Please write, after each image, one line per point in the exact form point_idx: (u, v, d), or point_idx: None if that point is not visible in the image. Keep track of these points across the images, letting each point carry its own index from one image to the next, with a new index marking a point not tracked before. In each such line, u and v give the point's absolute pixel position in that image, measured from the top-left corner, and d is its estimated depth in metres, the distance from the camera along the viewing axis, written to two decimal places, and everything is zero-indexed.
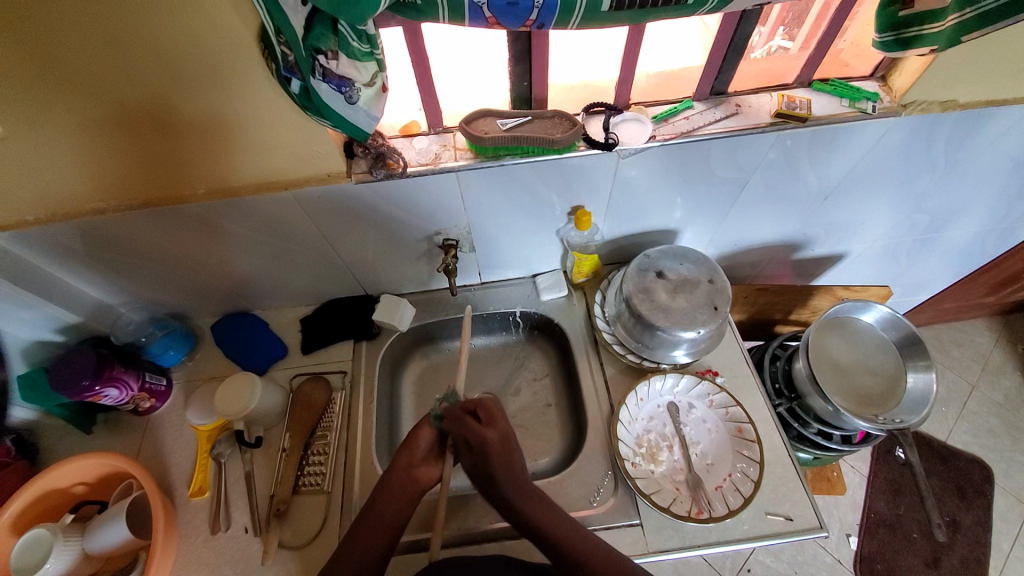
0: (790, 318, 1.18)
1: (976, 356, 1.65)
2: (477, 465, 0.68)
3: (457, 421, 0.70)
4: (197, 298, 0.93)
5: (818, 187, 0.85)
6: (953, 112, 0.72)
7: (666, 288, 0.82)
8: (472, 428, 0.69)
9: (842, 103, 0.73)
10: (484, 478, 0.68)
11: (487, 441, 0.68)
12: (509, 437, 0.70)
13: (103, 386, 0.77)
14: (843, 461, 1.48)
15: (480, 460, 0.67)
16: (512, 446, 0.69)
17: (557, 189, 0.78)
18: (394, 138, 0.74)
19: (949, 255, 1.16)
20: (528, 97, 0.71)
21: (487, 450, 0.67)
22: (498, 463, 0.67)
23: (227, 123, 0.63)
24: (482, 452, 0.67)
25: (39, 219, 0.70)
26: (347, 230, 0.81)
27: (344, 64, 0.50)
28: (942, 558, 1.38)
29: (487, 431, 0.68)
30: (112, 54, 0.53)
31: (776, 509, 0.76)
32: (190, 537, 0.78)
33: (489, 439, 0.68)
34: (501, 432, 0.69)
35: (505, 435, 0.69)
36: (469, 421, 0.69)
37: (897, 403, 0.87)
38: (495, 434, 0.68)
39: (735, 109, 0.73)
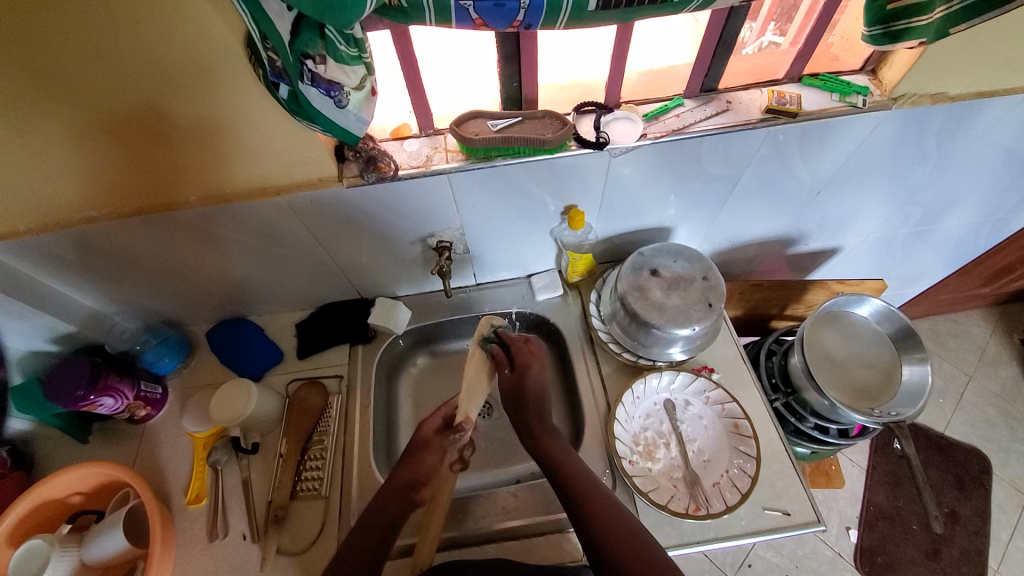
0: (786, 313, 1.18)
1: (972, 347, 1.66)
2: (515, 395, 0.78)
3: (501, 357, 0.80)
4: (192, 304, 0.92)
5: (810, 182, 0.85)
6: (943, 105, 0.73)
7: (661, 286, 0.82)
8: (518, 353, 0.80)
9: (832, 97, 0.73)
10: (517, 398, 0.78)
11: (528, 369, 0.79)
12: (545, 376, 0.81)
13: (98, 395, 0.77)
14: (842, 455, 1.49)
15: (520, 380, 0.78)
16: (546, 387, 0.80)
17: (550, 189, 0.78)
18: (386, 141, 0.73)
19: (943, 247, 1.17)
20: (518, 97, 0.71)
21: (528, 380, 0.78)
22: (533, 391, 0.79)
23: (218, 129, 0.63)
24: (523, 374, 0.79)
25: (31, 229, 0.70)
26: (340, 234, 0.81)
27: (332, 68, 0.50)
28: (942, 549, 1.38)
29: (526, 368, 0.79)
30: (101, 62, 0.52)
31: (774, 505, 0.76)
32: (188, 545, 0.77)
33: (529, 371, 0.79)
34: (537, 368, 0.80)
35: (541, 370, 0.80)
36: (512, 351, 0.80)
37: (893, 396, 0.88)
38: (537, 365, 0.80)
39: (726, 106, 0.73)
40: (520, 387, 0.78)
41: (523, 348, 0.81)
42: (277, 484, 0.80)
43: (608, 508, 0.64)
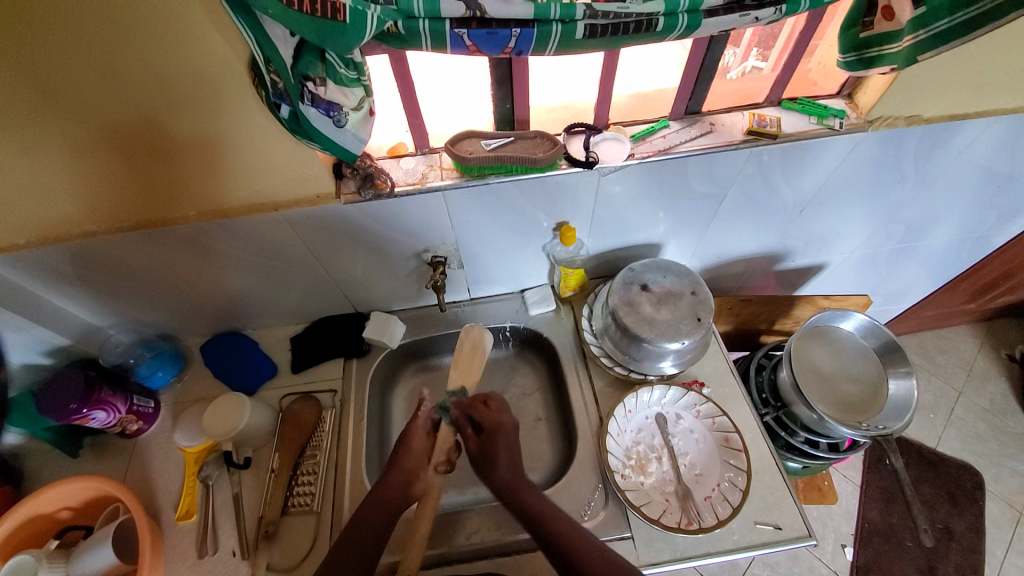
0: (775, 328, 1.20)
1: (962, 362, 1.68)
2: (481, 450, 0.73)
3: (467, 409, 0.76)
4: (188, 318, 0.93)
5: (794, 201, 0.88)
6: (919, 126, 0.76)
7: (651, 301, 0.84)
8: (480, 413, 0.75)
9: (810, 120, 0.76)
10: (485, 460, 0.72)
11: (498, 426, 0.74)
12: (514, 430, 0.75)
13: (91, 409, 0.77)
14: (835, 471, 1.49)
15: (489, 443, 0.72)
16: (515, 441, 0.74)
17: (542, 205, 0.80)
18: (382, 159, 0.76)
19: (927, 262, 1.20)
20: (510, 118, 0.74)
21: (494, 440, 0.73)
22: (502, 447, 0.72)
23: (219, 147, 0.65)
24: (492, 433, 0.73)
25: (31, 242, 0.71)
26: (337, 249, 0.82)
27: (332, 89, 0.52)
28: (938, 567, 1.37)
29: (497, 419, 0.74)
30: (111, 82, 0.55)
31: (765, 519, 0.76)
32: (175, 562, 0.76)
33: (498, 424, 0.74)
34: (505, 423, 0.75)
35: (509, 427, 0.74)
36: (480, 408, 0.75)
37: (881, 408, 0.89)
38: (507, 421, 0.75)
39: (710, 127, 0.76)
40: (490, 448, 0.72)
41: (483, 409, 0.75)
42: (268, 499, 0.79)
43: (574, 532, 0.65)
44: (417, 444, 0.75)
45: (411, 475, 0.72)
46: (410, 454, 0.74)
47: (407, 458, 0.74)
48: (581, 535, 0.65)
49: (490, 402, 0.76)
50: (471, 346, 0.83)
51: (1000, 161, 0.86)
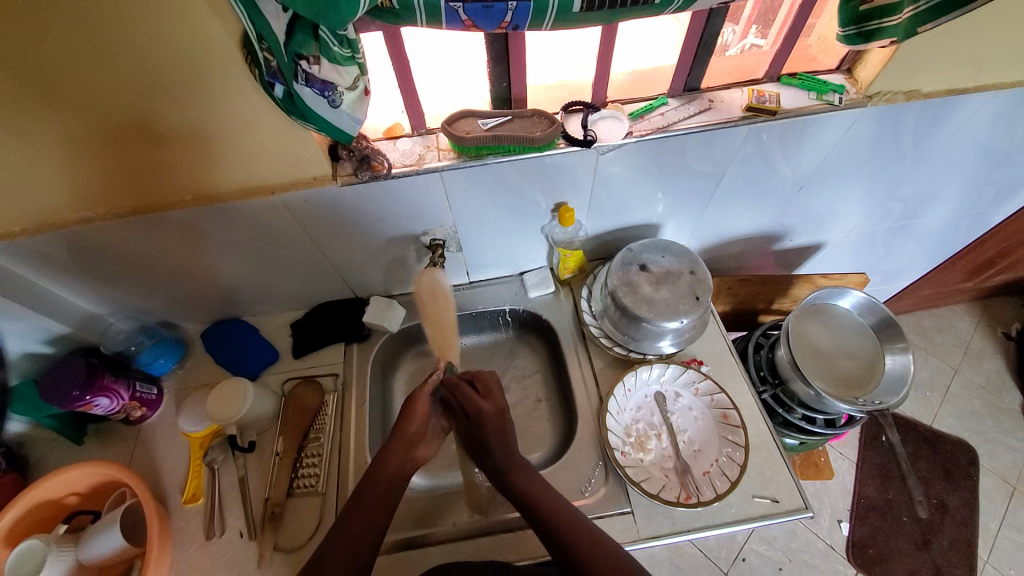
0: (773, 308, 1.20)
1: (958, 340, 1.69)
2: (472, 433, 0.75)
3: (455, 388, 0.77)
4: (187, 305, 0.93)
5: (793, 178, 0.87)
6: (918, 101, 0.75)
7: (650, 281, 0.84)
8: (470, 398, 0.75)
9: (809, 95, 0.75)
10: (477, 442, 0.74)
11: (481, 412, 0.74)
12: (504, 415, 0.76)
13: (93, 396, 0.77)
14: (832, 449, 1.52)
15: (475, 427, 0.74)
16: (506, 421, 0.75)
17: (541, 186, 0.79)
18: (379, 140, 0.75)
19: (925, 241, 1.20)
20: (507, 97, 0.73)
21: (484, 421, 0.74)
22: (491, 432, 0.73)
23: (213, 129, 0.64)
24: (478, 420, 0.74)
25: (26, 230, 0.71)
26: (335, 234, 0.82)
27: (326, 68, 0.52)
28: (932, 540, 1.41)
29: (484, 403, 0.75)
30: (100, 65, 0.54)
31: (762, 492, 0.77)
32: (184, 543, 0.77)
33: (484, 411, 0.74)
34: (498, 405, 0.76)
35: (501, 408, 0.75)
36: (465, 388, 0.76)
37: (877, 385, 0.90)
38: (492, 406, 0.75)
39: (709, 104, 0.76)
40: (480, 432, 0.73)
41: (470, 393, 0.76)
42: (274, 481, 0.80)
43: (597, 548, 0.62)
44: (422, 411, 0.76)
45: (416, 441, 0.74)
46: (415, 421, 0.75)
47: (409, 426, 0.74)
48: (594, 536, 0.64)
49: (478, 384, 0.77)
50: (430, 294, 0.81)
51: (999, 137, 0.86)
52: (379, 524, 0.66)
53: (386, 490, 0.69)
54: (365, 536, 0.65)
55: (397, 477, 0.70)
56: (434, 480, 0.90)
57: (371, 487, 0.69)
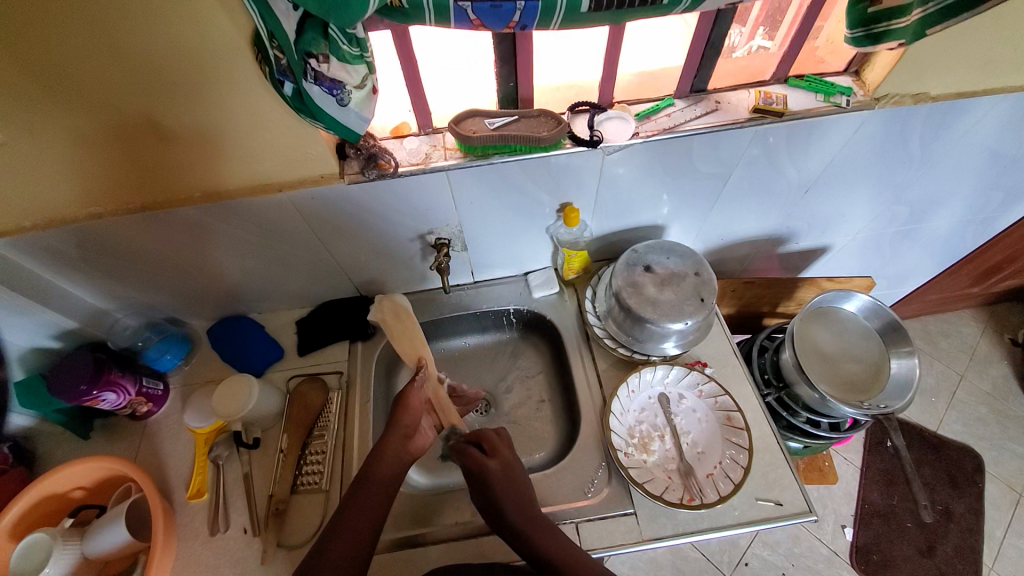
0: (778, 311, 1.20)
1: (964, 346, 1.68)
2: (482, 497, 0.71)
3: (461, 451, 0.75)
4: (194, 302, 0.94)
5: (799, 181, 0.87)
6: (926, 104, 0.75)
7: (654, 282, 0.84)
8: (476, 458, 0.72)
9: (816, 98, 0.75)
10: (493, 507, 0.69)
11: (487, 470, 0.71)
12: (512, 471, 0.73)
13: (100, 390, 0.78)
14: (836, 453, 1.51)
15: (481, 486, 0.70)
16: (515, 476, 0.72)
17: (546, 186, 0.80)
18: (386, 139, 0.75)
19: (931, 245, 1.19)
20: (514, 97, 0.73)
21: (491, 478, 0.70)
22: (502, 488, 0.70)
23: (221, 127, 0.65)
24: (483, 479, 0.71)
25: (36, 225, 0.71)
26: (342, 232, 0.83)
27: (335, 66, 0.53)
28: (937, 546, 1.39)
29: (488, 461, 0.72)
30: (111, 61, 0.54)
31: (766, 495, 0.77)
32: (188, 538, 0.78)
33: (490, 468, 0.71)
34: (505, 461, 0.73)
35: (508, 463, 0.73)
36: (472, 451, 0.73)
37: (882, 389, 0.89)
38: (498, 464, 0.72)
39: (715, 105, 0.76)
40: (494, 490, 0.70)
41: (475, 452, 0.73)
42: (278, 478, 0.81)
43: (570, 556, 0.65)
44: (415, 406, 0.76)
45: (413, 432, 0.74)
46: (412, 411, 0.76)
47: (404, 416, 0.75)
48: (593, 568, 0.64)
49: (485, 444, 0.74)
50: (393, 313, 0.82)
51: (1008, 141, 0.86)
52: (375, 519, 0.67)
53: (384, 482, 0.69)
54: (364, 531, 0.65)
55: (396, 470, 0.71)
56: (437, 479, 0.90)
57: (370, 480, 0.69)
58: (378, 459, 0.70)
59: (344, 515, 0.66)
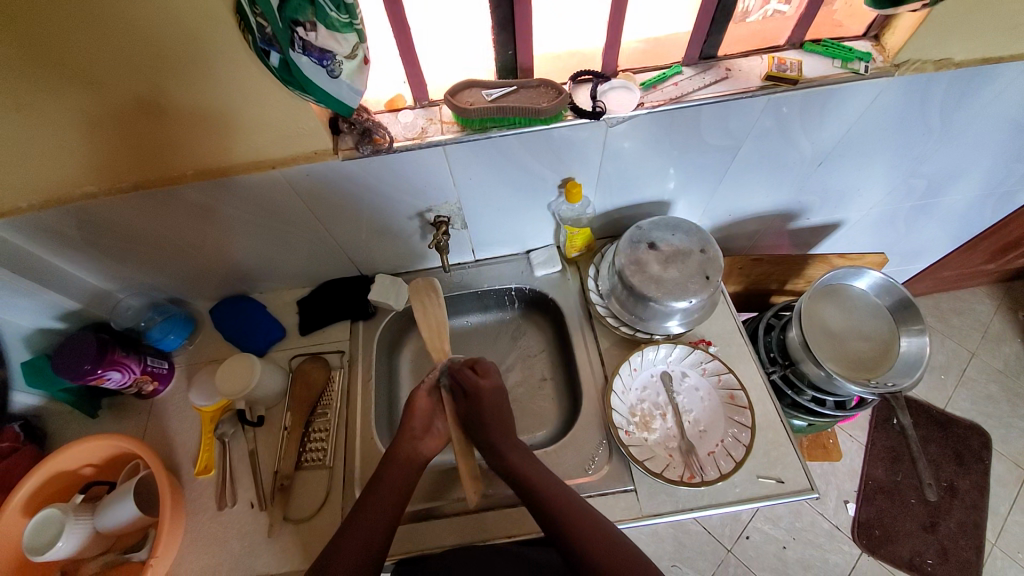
0: (786, 288, 1.18)
1: (976, 323, 1.65)
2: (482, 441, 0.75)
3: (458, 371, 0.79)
4: (196, 281, 0.93)
5: (812, 154, 0.84)
6: (948, 71, 0.71)
7: (658, 260, 0.82)
8: (470, 378, 0.77)
9: (833, 64, 0.71)
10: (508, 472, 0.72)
11: (480, 389, 0.76)
12: (501, 393, 0.77)
13: (105, 370, 0.78)
14: (841, 431, 1.51)
15: (473, 404, 0.75)
16: (504, 400, 0.77)
17: (547, 161, 0.77)
18: (380, 113, 0.73)
19: (948, 221, 1.15)
20: (513, 67, 0.70)
21: (483, 395, 0.76)
22: (490, 408, 0.75)
23: (215, 103, 0.62)
24: (476, 397, 0.76)
25: (31, 206, 0.70)
26: (339, 211, 0.81)
27: (324, 35, 0.52)
28: (939, 522, 1.40)
29: (482, 381, 0.77)
30: (95, 34, 0.52)
31: (767, 473, 0.77)
32: (197, 513, 0.79)
33: (483, 388, 0.76)
34: (495, 383, 0.77)
35: (498, 385, 0.77)
36: (467, 371, 0.78)
37: (890, 366, 0.88)
38: (490, 383, 0.77)
39: (725, 73, 0.72)
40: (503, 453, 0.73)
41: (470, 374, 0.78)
42: (283, 454, 0.82)
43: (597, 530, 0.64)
44: (423, 412, 0.78)
45: (423, 432, 0.76)
46: (418, 414, 0.77)
47: (413, 420, 0.76)
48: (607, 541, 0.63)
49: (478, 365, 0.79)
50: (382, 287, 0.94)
51: None
52: (391, 508, 0.69)
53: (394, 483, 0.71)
54: (379, 522, 0.67)
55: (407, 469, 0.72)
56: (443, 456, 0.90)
57: (382, 479, 0.71)
58: (390, 461, 0.72)
59: (360, 509, 0.68)
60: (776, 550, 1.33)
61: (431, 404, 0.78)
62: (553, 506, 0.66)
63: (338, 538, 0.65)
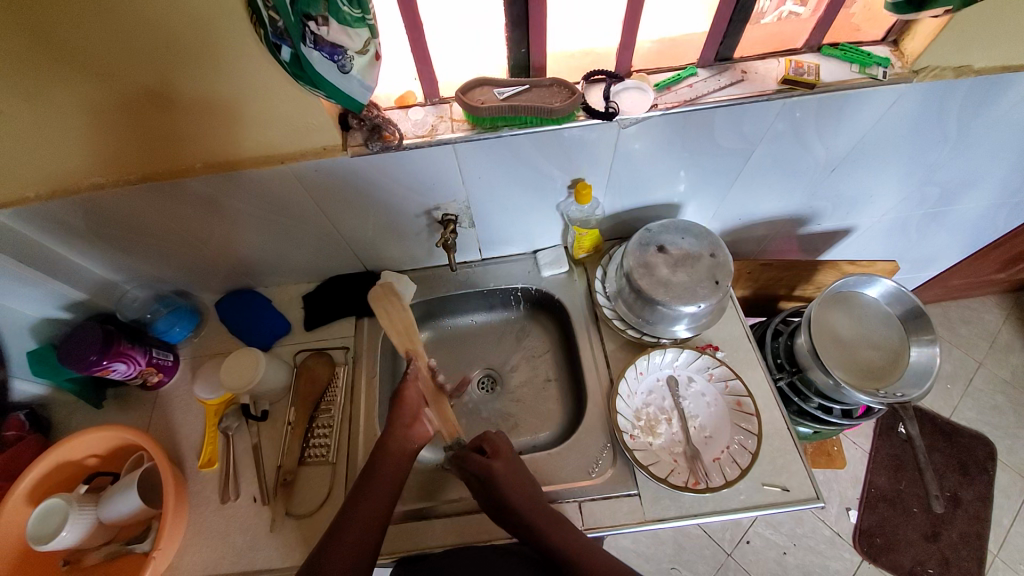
0: (794, 294, 1.17)
1: (984, 332, 1.63)
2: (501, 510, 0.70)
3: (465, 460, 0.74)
4: (202, 274, 0.93)
5: (826, 159, 0.82)
6: (968, 79, 0.69)
7: (668, 263, 0.81)
8: (481, 463, 0.72)
9: (851, 68, 0.70)
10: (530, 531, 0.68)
11: (494, 470, 0.71)
12: (516, 468, 0.73)
13: (111, 361, 0.78)
14: (845, 438, 1.50)
15: (492, 491, 0.70)
16: (522, 473, 0.72)
17: (557, 161, 0.76)
18: (390, 110, 0.72)
19: (960, 229, 1.14)
20: (526, 65, 0.69)
21: (498, 480, 0.70)
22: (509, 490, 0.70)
23: (225, 96, 0.62)
24: (493, 483, 0.70)
25: (39, 196, 0.70)
26: (346, 207, 0.81)
27: (336, 30, 0.51)
28: (942, 532, 1.39)
29: (494, 462, 0.72)
30: (107, 24, 0.52)
31: (773, 481, 0.76)
32: (199, 506, 0.80)
33: (496, 470, 0.71)
34: (509, 461, 0.73)
35: (513, 463, 0.73)
36: (476, 455, 0.73)
37: (900, 376, 0.87)
38: (503, 463, 0.72)
39: (741, 75, 0.71)
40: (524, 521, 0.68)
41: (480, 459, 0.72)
42: (286, 449, 0.82)
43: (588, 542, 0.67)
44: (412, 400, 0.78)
45: (413, 419, 0.76)
46: (408, 404, 0.77)
47: (405, 409, 0.77)
48: None
49: (486, 446, 0.74)
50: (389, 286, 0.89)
51: None
52: (385, 499, 0.69)
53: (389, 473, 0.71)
54: (374, 517, 0.67)
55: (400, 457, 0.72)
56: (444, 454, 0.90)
57: (376, 469, 0.71)
58: (383, 452, 0.72)
59: (355, 505, 0.68)
60: (777, 556, 1.32)
61: (420, 395, 0.79)
62: (566, 551, 0.66)
63: (333, 532, 0.65)
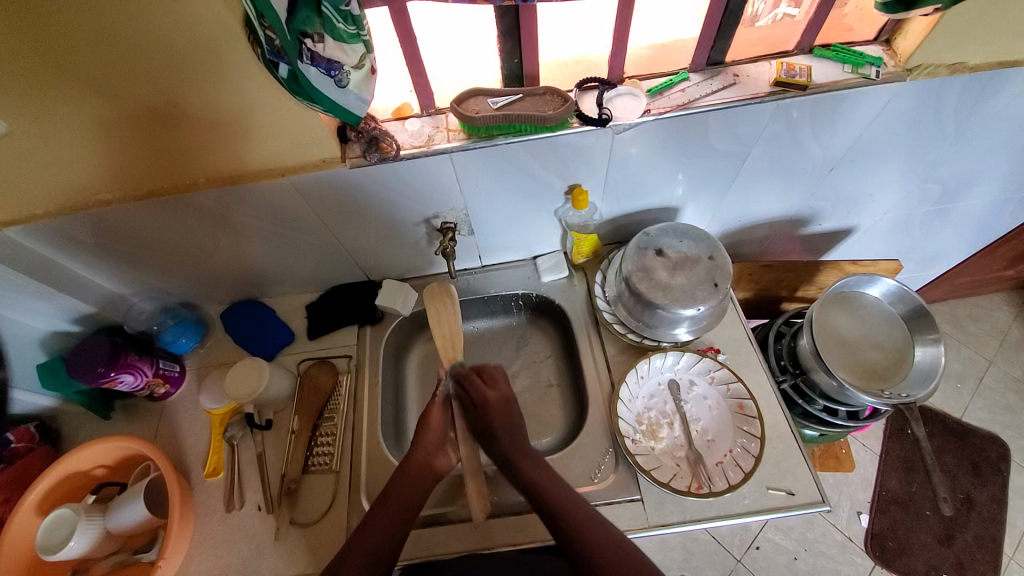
0: (797, 295, 1.16)
1: (993, 331, 1.61)
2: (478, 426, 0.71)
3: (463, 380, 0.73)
4: (208, 286, 0.95)
5: (823, 159, 0.82)
6: (962, 75, 0.69)
7: (666, 266, 0.81)
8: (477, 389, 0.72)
9: (844, 69, 0.70)
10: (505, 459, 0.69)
11: (487, 400, 0.71)
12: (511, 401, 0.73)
13: (118, 372, 0.80)
14: (855, 440, 1.48)
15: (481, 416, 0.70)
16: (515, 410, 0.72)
17: (553, 167, 0.77)
18: (388, 121, 0.73)
19: (964, 226, 1.13)
20: (519, 74, 0.70)
21: (490, 408, 0.71)
22: (499, 419, 0.70)
23: (226, 112, 0.64)
24: (484, 410, 0.71)
25: (48, 213, 0.72)
26: (347, 217, 0.82)
27: (331, 46, 0.52)
28: (956, 535, 1.36)
29: (489, 392, 0.72)
30: (112, 45, 0.53)
31: (777, 484, 0.76)
32: (205, 515, 0.80)
33: (490, 399, 0.71)
34: (504, 393, 0.73)
35: (507, 396, 0.72)
36: (474, 381, 0.72)
37: (904, 377, 0.86)
38: (497, 395, 0.72)
39: (733, 79, 0.71)
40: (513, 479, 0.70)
41: (478, 383, 0.73)
42: (290, 458, 0.83)
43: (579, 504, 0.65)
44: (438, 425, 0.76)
45: (436, 449, 0.74)
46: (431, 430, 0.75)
47: (428, 433, 0.75)
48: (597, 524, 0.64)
49: (486, 374, 0.74)
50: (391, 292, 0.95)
51: None
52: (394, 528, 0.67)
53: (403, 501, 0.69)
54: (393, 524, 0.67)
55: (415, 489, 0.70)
56: None
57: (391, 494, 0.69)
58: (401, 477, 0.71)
59: (378, 509, 0.68)
60: (788, 562, 1.30)
61: (446, 419, 0.76)
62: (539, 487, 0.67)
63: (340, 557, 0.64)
